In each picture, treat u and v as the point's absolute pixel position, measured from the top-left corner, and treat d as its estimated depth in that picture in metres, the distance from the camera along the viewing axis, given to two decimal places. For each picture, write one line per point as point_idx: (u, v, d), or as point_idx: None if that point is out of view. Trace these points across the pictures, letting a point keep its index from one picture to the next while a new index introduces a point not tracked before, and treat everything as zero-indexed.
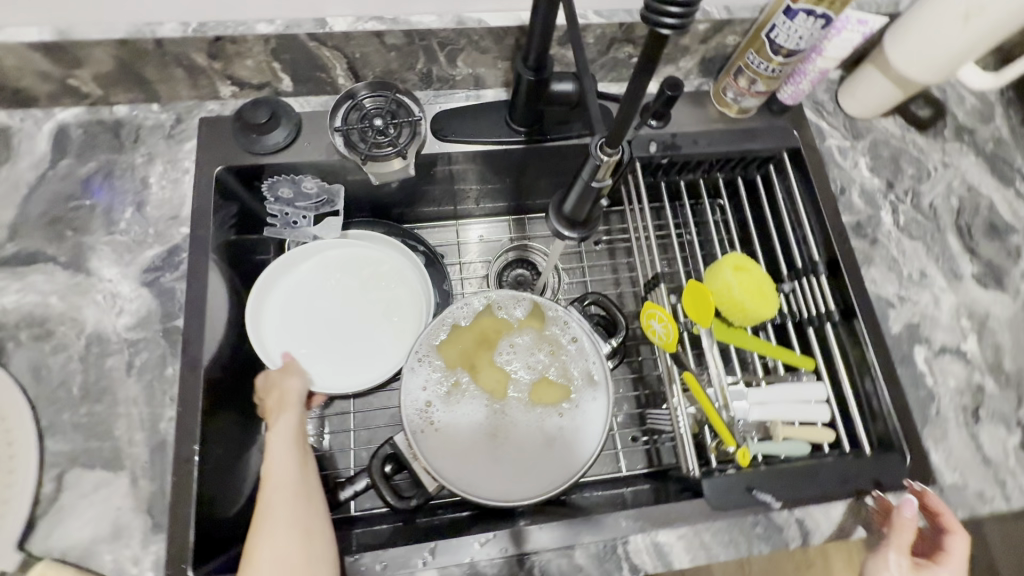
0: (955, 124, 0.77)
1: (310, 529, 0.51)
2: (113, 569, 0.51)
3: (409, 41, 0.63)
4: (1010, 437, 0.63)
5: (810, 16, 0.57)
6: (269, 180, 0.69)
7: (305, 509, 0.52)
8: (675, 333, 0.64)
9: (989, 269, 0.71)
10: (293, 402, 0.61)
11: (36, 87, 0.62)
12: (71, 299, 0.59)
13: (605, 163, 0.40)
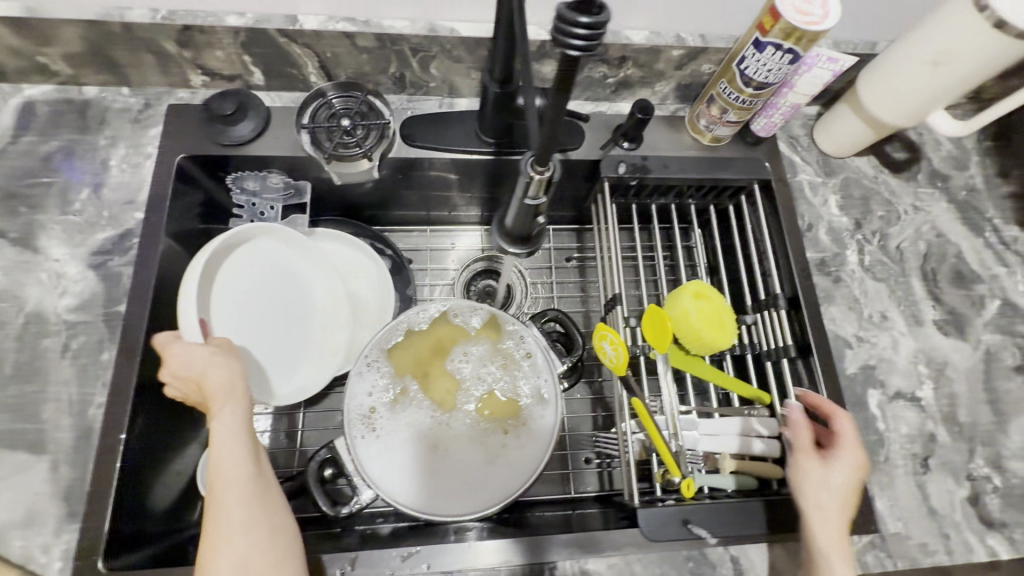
0: (929, 169, 0.77)
1: (273, 527, 0.47)
2: (22, 556, 0.50)
3: (381, 44, 0.63)
4: (959, 490, 0.62)
5: (778, 50, 0.57)
6: (235, 172, 0.69)
7: (265, 507, 0.47)
8: (625, 357, 0.62)
9: (951, 317, 0.70)
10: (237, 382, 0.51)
11: (3, 62, 0.62)
12: (15, 276, 0.59)
13: (535, 179, 0.40)
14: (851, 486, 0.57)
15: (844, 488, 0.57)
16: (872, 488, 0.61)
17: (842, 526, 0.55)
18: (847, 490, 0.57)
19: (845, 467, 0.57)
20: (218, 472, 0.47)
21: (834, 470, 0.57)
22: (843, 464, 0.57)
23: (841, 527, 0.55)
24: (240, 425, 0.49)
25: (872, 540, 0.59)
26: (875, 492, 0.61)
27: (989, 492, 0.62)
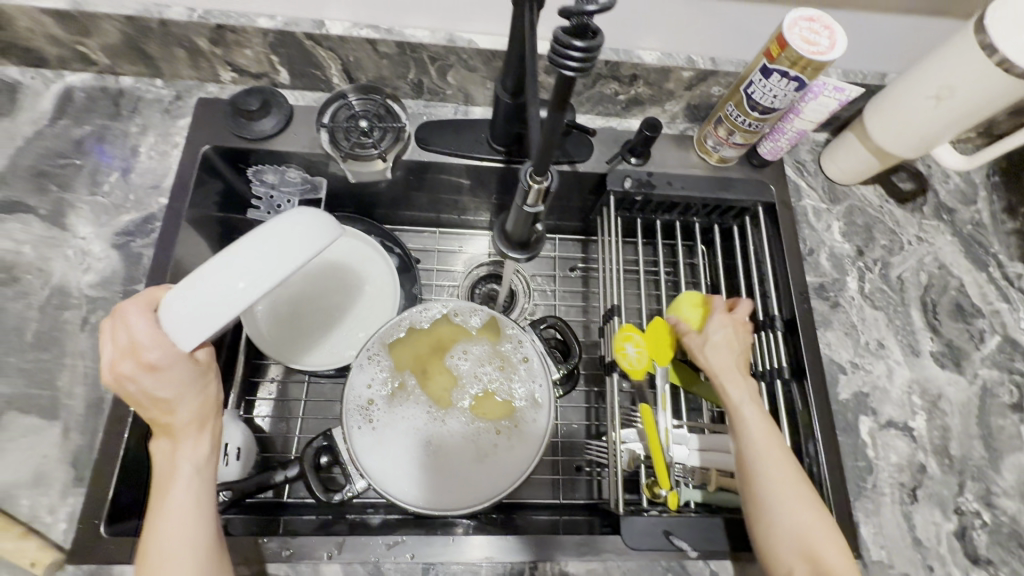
0: (935, 201, 0.77)
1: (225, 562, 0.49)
2: (27, 515, 0.52)
3: (401, 51, 0.66)
4: (946, 523, 0.62)
5: (784, 77, 0.58)
6: (255, 165, 0.72)
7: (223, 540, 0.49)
8: (646, 361, 0.67)
9: (949, 350, 0.70)
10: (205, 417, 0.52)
11: (47, 50, 0.66)
12: (43, 251, 0.62)
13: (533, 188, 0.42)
14: (731, 337, 0.64)
15: (726, 336, 0.64)
16: (857, 514, 0.62)
17: (738, 380, 0.61)
18: (729, 345, 0.63)
19: (722, 322, 0.65)
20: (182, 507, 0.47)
21: (714, 330, 0.64)
22: (715, 325, 0.65)
23: (737, 378, 0.61)
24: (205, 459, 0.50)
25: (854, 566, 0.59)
26: (860, 519, 0.61)
27: (976, 528, 0.62)
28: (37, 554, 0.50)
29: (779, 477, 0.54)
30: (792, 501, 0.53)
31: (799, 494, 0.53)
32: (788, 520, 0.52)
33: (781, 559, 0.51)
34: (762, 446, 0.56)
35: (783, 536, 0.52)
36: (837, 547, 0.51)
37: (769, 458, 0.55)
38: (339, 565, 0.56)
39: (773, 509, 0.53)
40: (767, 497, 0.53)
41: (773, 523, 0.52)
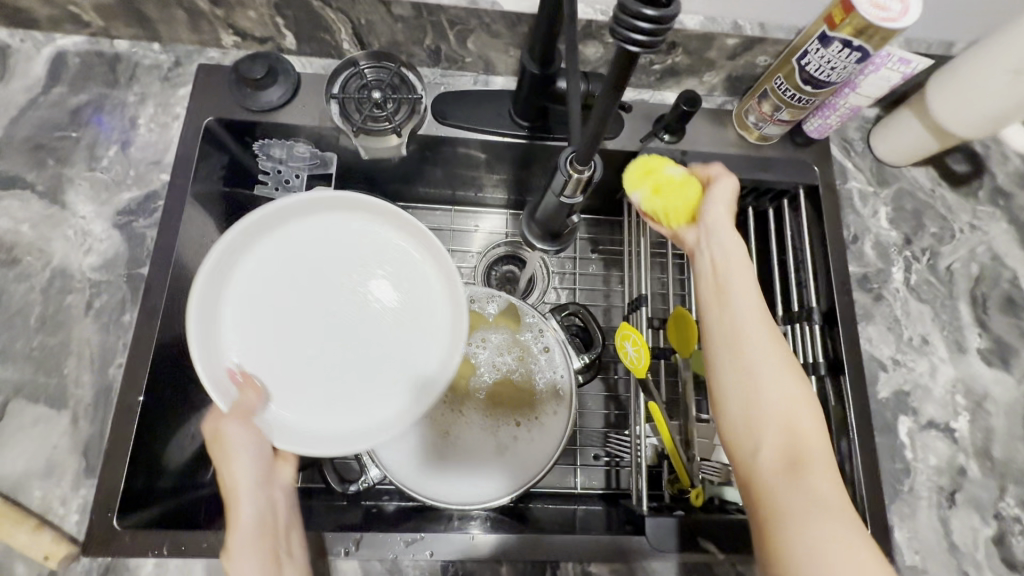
0: (992, 185, 0.71)
1: None
2: (40, 506, 0.51)
3: (418, 14, 0.60)
4: (984, 529, 0.60)
5: (845, 48, 0.52)
6: (262, 139, 0.67)
7: None
8: (647, 360, 0.60)
9: (997, 347, 0.66)
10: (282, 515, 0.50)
11: (36, 10, 0.61)
12: (42, 230, 0.59)
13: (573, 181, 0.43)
14: (731, 222, 0.55)
15: (725, 214, 0.55)
16: (891, 517, 0.59)
17: (740, 260, 0.52)
18: (732, 229, 0.54)
19: (726, 199, 0.56)
20: None
21: (713, 209, 0.55)
22: (716, 203, 0.55)
23: (741, 265, 0.52)
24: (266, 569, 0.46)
25: None
26: (893, 523, 0.59)
27: (1016, 533, 0.59)
28: (51, 547, 0.49)
29: (773, 369, 0.47)
30: (781, 400, 0.46)
31: (787, 396, 0.46)
32: (776, 413, 0.46)
33: (754, 447, 0.45)
34: (764, 339, 0.48)
35: (764, 422, 0.45)
36: (826, 458, 0.44)
37: (761, 346, 0.48)
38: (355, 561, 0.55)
39: (759, 401, 0.46)
40: (751, 386, 0.47)
41: (752, 414, 0.46)
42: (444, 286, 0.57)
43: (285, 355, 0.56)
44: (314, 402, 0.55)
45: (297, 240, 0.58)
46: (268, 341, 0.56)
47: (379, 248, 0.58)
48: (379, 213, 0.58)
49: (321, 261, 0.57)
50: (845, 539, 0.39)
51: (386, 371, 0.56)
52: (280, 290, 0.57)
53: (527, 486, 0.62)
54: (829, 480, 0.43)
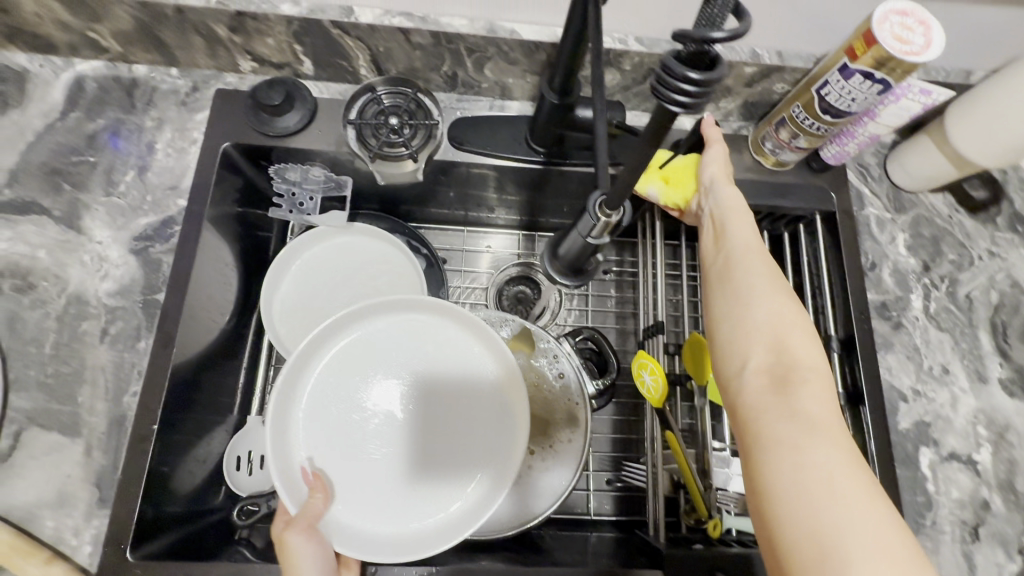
0: (1011, 212, 0.71)
1: None
2: (52, 537, 0.51)
3: (436, 42, 0.60)
4: (1009, 564, 0.58)
5: (867, 79, 0.52)
6: (277, 163, 0.68)
7: None
8: (665, 389, 0.60)
9: (1019, 376, 0.65)
10: None
11: (55, 37, 0.61)
12: (58, 256, 0.59)
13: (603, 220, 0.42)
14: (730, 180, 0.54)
15: (721, 171, 0.54)
16: None
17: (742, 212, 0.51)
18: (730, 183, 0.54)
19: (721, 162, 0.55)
20: None
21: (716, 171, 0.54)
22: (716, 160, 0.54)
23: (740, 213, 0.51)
24: None
25: None
26: None
27: None
28: None
29: (765, 295, 0.45)
30: (774, 328, 0.43)
31: (784, 328, 0.43)
32: (764, 333, 0.43)
33: (742, 367, 0.43)
34: (758, 274, 0.46)
35: (752, 340, 0.43)
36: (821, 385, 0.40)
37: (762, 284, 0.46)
38: None
39: (747, 328, 0.44)
40: (744, 312, 0.45)
41: (743, 338, 0.44)
42: (510, 391, 0.58)
43: (354, 454, 0.55)
44: (381, 505, 0.54)
45: (370, 338, 0.58)
46: (338, 438, 0.56)
47: (448, 351, 0.59)
48: (449, 316, 0.59)
49: (392, 358, 0.58)
50: (829, 460, 0.36)
51: (453, 473, 0.56)
52: (350, 389, 0.57)
53: (544, 514, 0.62)
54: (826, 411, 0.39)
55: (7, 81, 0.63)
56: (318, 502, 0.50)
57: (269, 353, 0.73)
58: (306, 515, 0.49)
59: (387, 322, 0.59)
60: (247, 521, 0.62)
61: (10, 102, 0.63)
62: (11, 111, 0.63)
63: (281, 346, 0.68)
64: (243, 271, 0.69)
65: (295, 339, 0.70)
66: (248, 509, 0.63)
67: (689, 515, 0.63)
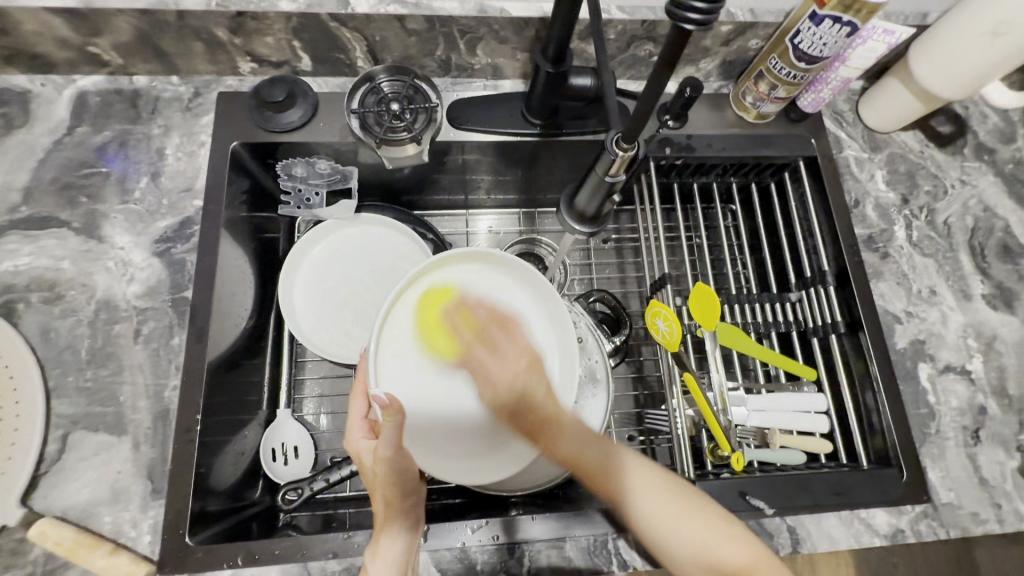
0: (976, 143, 0.76)
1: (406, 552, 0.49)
2: (111, 531, 0.53)
3: (430, 26, 0.63)
4: (1009, 461, 0.63)
5: (836, 23, 0.56)
6: (284, 159, 0.70)
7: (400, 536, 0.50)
8: (679, 333, 0.62)
9: (1000, 291, 0.70)
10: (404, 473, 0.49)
11: (55, 54, 0.63)
12: (82, 265, 0.60)
13: (620, 157, 0.43)
14: (529, 354, 0.51)
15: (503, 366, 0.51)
16: (923, 459, 0.63)
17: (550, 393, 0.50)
18: (527, 368, 0.50)
19: (519, 356, 0.50)
20: (384, 491, 0.50)
21: (499, 339, 0.52)
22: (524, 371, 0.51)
23: (534, 376, 0.50)
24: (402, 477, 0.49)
25: (925, 510, 0.61)
26: (926, 464, 0.63)
27: None
28: (131, 567, 0.51)
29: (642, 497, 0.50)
30: (717, 554, 0.48)
31: (712, 539, 0.48)
32: (696, 557, 0.48)
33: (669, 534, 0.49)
34: (654, 488, 0.50)
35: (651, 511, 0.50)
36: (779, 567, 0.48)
37: (654, 497, 0.49)
38: (426, 553, 0.56)
39: (697, 557, 0.48)
40: (695, 551, 0.48)
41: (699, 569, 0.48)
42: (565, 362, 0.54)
43: (406, 386, 0.53)
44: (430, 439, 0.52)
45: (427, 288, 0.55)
46: (390, 373, 0.53)
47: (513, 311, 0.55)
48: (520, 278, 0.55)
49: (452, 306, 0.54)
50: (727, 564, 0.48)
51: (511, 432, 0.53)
52: (410, 334, 0.54)
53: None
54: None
55: (10, 102, 0.64)
56: (394, 429, 0.48)
57: (291, 347, 0.74)
58: (391, 437, 0.48)
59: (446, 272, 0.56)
60: (294, 505, 0.63)
61: (15, 122, 0.64)
62: (17, 130, 0.64)
63: (299, 334, 0.71)
64: (259, 269, 0.71)
65: (318, 328, 0.72)
66: (293, 493, 0.63)
67: (713, 453, 0.63)
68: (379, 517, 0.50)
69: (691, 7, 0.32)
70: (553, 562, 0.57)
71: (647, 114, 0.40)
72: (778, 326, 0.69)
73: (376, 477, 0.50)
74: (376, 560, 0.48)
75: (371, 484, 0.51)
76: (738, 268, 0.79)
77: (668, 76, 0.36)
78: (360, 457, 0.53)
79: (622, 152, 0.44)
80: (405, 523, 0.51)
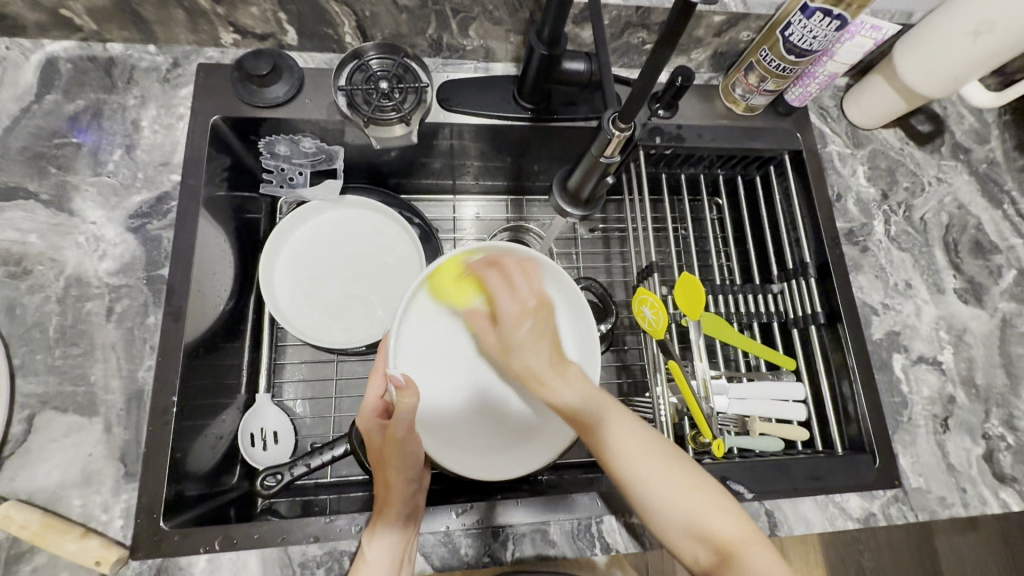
0: (952, 142, 0.79)
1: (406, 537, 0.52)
2: (81, 515, 0.51)
3: (422, 4, 0.62)
4: (975, 448, 0.66)
5: (826, 17, 0.56)
6: (267, 136, 0.67)
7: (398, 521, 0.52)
8: (665, 321, 0.62)
9: (971, 286, 0.73)
10: (413, 452, 0.54)
11: (23, 15, 0.59)
12: (51, 240, 0.58)
13: (615, 137, 0.45)
14: (541, 302, 0.54)
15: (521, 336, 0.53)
16: (895, 446, 0.65)
17: (551, 353, 0.53)
18: (535, 310, 0.53)
19: (529, 292, 0.53)
20: (389, 472, 0.54)
21: (515, 278, 0.53)
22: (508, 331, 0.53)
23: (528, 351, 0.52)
24: (411, 455, 0.54)
25: (895, 495, 0.63)
26: (897, 450, 0.65)
27: (1003, 450, 0.66)
28: (101, 552, 0.49)
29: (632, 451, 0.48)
30: (671, 486, 0.47)
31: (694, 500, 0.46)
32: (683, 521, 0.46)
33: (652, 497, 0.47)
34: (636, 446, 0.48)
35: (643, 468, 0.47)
36: (733, 513, 0.47)
37: (625, 425, 0.49)
38: None
39: (654, 486, 0.47)
40: (646, 477, 0.47)
41: (651, 500, 0.47)
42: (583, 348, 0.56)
43: (426, 370, 0.56)
44: (443, 427, 0.55)
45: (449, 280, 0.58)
46: (408, 356, 0.55)
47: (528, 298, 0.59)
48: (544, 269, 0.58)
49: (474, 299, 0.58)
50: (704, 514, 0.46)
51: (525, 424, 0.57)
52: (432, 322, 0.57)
53: None
54: (754, 543, 0.45)
55: None
56: (407, 409, 0.51)
57: (272, 329, 0.72)
58: (405, 420, 0.52)
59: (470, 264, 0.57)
60: (273, 490, 0.61)
61: None
62: None
63: (282, 319, 0.68)
64: (239, 248, 0.69)
65: (301, 313, 0.71)
66: (271, 479, 0.61)
67: (695, 440, 0.63)
68: (380, 501, 0.53)
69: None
70: (536, 545, 0.57)
71: (643, 95, 0.42)
72: (760, 316, 0.71)
73: (385, 459, 0.54)
74: (374, 547, 0.50)
75: (377, 464, 0.55)
76: (721, 260, 0.80)
77: (669, 51, 0.37)
78: (370, 436, 0.56)
79: (619, 132, 0.45)
80: (404, 511, 0.53)
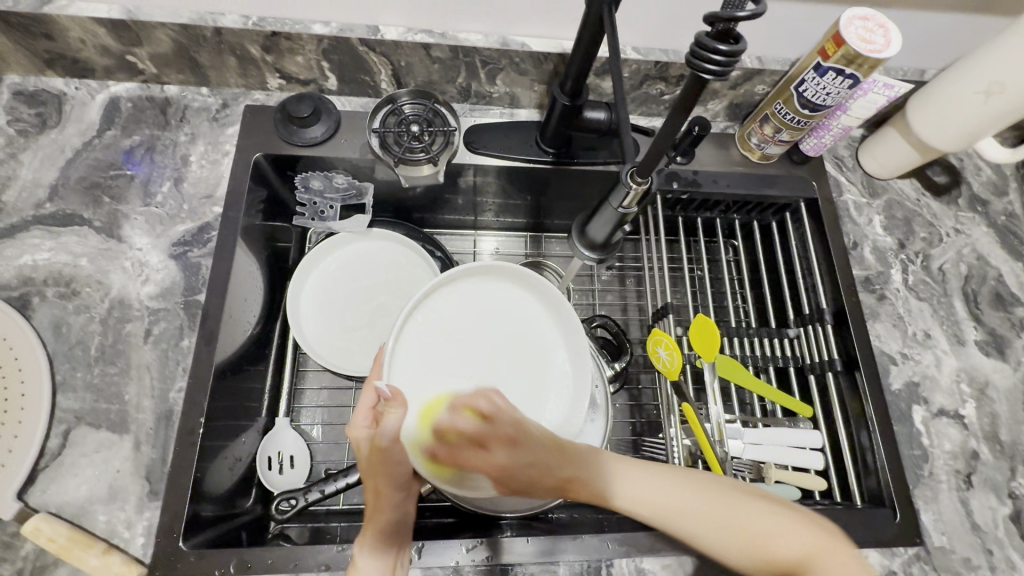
0: (970, 194, 0.79)
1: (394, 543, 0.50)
2: (105, 531, 0.53)
3: (454, 56, 0.66)
4: (1001, 507, 0.64)
5: (839, 76, 0.59)
6: (302, 172, 0.72)
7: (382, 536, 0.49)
8: (680, 362, 0.62)
9: (992, 338, 0.72)
10: (388, 472, 0.47)
11: (93, 60, 0.65)
12: (100, 263, 0.62)
13: (633, 190, 0.47)
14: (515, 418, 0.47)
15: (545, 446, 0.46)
16: (916, 502, 0.64)
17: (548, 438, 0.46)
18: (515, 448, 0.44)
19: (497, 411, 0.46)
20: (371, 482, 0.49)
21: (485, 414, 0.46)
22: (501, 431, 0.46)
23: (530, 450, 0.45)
24: (391, 473, 0.47)
25: (917, 552, 0.61)
26: (919, 506, 0.63)
27: None
28: (121, 569, 0.51)
29: (668, 487, 0.46)
30: (728, 512, 0.45)
31: (738, 515, 0.44)
32: (751, 552, 0.44)
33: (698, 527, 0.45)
34: (678, 484, 0.46)
35: (702, 520, 0.45)
36: (796, 526, 0.44)
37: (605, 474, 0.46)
38: (419, 570, 0.56)
39: (710, 526, 0.44)
40: (709, 524, 0.44)
41: (716, 543, 0.44)
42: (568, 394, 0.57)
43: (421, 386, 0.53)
44: None
45: (445, 297, 0.58)
46: (403, 369, 0.53)
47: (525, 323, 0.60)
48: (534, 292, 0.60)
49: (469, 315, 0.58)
50: (752, 525, 0.44)
51: None
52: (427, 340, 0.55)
53: None
54: (829, 555, 0.43)
55: (45, 102, 0.67)
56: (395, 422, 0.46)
57: (295, 355, 0.75)
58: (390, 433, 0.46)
59: (464, 285, 0.59)
60: (287, 515, 0.62)
61: (49, 122, 0.67)
62: (49, 130, 0.66)
63: (304, 343, 0.70)
64: (269, 275, 0.73)
65: (322, 341, 0.73)
66: (286, 503, 0.63)
67: None
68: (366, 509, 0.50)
69: (711, 55, 0.35)
70: None
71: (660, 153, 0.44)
72: (776, 361, 0.70)
73: (372, 469, 0.48)
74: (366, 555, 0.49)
75: (367, 474, 0.49)
76: (736, 302, 0.80)
77: (685, 114, 0.40)
78: (358, 445, 0.50)
79: (636, 185, 0.47)
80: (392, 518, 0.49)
